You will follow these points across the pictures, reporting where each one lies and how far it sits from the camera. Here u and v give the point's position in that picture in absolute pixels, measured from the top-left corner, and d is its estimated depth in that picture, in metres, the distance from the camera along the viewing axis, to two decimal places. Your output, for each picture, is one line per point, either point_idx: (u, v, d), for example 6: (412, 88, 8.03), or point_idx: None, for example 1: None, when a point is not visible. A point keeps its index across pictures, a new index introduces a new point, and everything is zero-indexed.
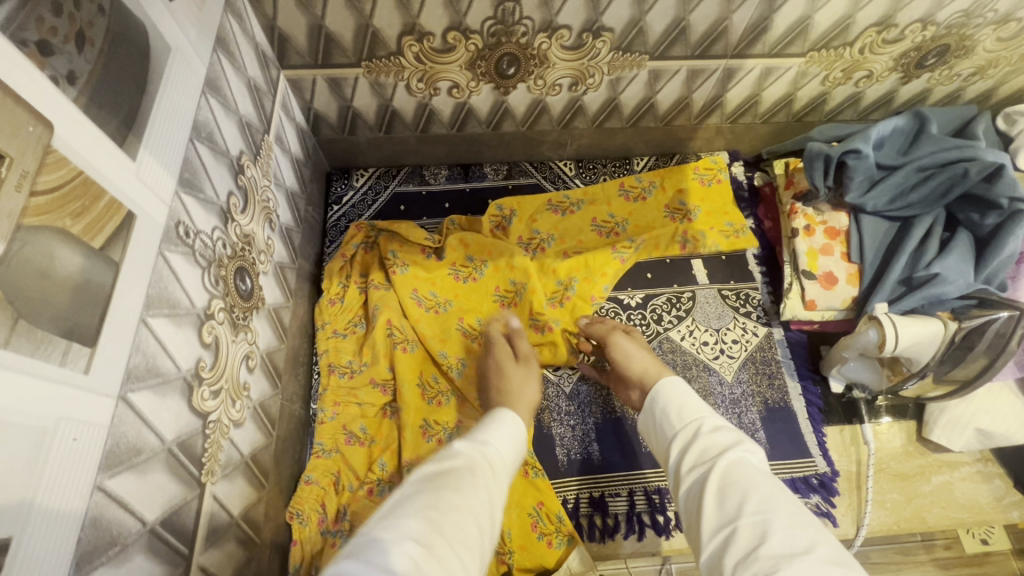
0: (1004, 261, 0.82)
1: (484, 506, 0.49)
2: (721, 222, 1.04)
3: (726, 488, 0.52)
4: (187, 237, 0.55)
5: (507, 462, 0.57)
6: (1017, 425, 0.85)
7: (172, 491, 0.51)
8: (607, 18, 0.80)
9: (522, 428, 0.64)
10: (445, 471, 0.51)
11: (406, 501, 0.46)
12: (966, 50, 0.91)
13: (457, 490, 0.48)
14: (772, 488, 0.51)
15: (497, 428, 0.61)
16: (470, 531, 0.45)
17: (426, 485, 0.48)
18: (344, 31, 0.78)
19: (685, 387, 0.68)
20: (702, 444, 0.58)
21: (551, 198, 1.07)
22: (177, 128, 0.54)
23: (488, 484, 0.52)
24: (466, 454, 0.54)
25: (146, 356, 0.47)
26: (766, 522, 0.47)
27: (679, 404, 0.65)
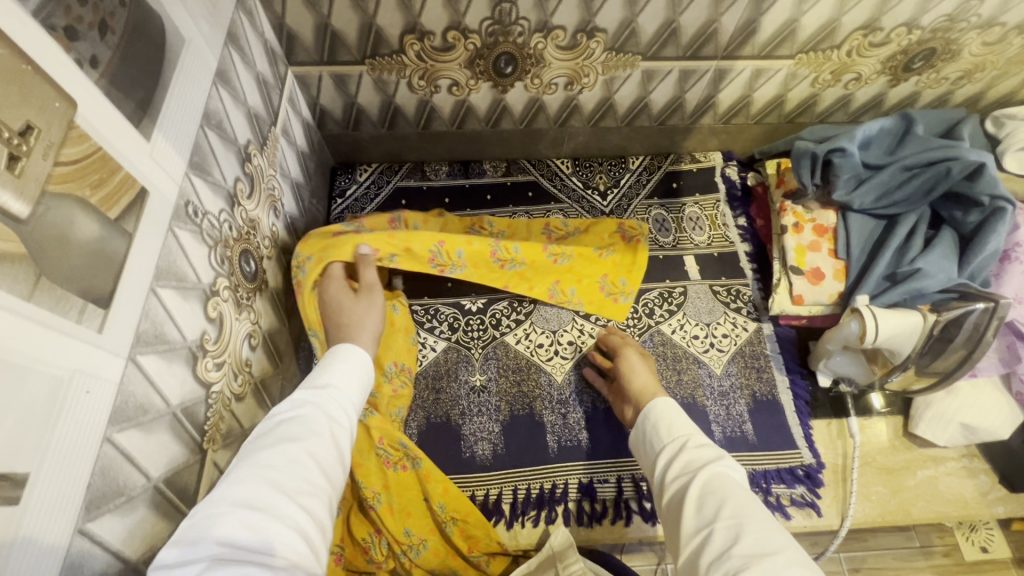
0: (988, 258, 0.84)
1: (329, 449, 0.54)
2: (616, 276, 1.03)
3: (706, 496, 0.57)
4: (196, 216, 0.58)
5: (352, 399, 0.62)
6: (1000, 420, 0.86)
7: (176, 453, 0.54)
8: (600, 19, 0.83)
9: (362, 355, 0.68)
10: (283, 424, 0.54)
11: (251, 456, 0.50)
12: (952, 54, 0.94)
13: (295, 442, 0.51)
14: (747, 497, 0.56)
15: (337, 368, 0.64)
16: (311, 473, 0.50)
17: (266, 441, 0.51)
18: (349, 29, 0.82)
19: (676, 406, 0.72)
20: (687, 458, 0.64)
21: (475, 223, 1.08)
22: (188, 114, 0.57)
23: (330, 423, 0.56)
24: (304, 402, 0.57)
25: (154, 323, 0.51)
26: (740, 525, 0.53)
27: (670, 419, 0.70)
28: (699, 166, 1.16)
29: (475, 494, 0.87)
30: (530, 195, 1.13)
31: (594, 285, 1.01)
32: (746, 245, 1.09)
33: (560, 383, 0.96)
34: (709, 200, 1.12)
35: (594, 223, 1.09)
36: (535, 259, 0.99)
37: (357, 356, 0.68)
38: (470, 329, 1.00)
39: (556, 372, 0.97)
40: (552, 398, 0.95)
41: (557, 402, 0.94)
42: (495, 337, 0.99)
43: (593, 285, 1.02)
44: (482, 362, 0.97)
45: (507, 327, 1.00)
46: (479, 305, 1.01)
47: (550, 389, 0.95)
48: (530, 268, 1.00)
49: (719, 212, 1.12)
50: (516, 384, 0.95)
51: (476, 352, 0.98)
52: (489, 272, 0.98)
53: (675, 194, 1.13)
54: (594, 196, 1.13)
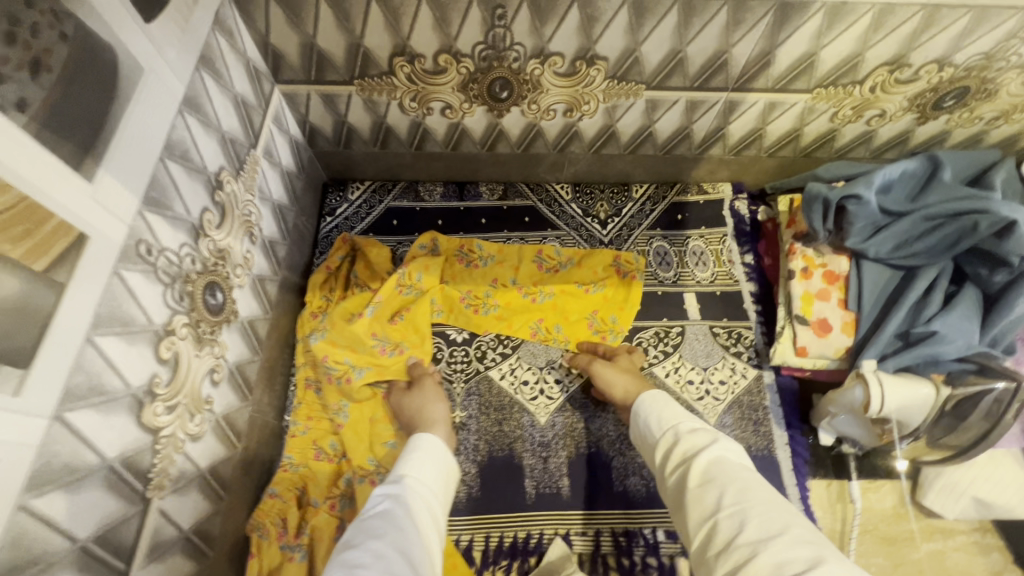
0: (1013, 323, 0.77)
1: (413, 542, 0.53)
2: (607, 312, 0.99)
3: (705, 483, 0.56)
4: (149, 255, 0.56)
5: (430, 490, 0.63)
6: (1018, 497, 0.80)
7: (111, 507, 0.51)
8: (601, 47, 0.78)
9: (441, 448, 0.70)
10: (369, 520, 0.55)
11: (341, 557, 0.50)
12: (987, 94, 0.86)
13: (380, 538, 0.52)
14: (749, 480, 0.54)
15: (416, 459, 0.67)
16: (398, 566, 0.49)
17: (354, 541, 0.52)
18: (336, 50, 0.79)
19: (664, 398, 0.72)
20: (682, 446, 0.62)
21: (464, 244, 1.03)
22: (145, 147, 0.54)
23: (413, 516, 0.57)
24: (391, 498, 0.59)
25: (89, 375, 0.48)
26: (743, 510, 0.51)
27: (660, 410, 0.70)
28: (706, 197, 1.10)
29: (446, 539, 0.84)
30: (526, 221, 1.08)
31: (581, 322, 0.98)
32: (751, 284, 1.03)
33: (542, 424, 0.91)
34: (714, 234, 1.06)
35: (589, 251, 1.05)
36: (510, 300, 0.98)
37: (435, 445, 0.70)
38: (453, 361, 0.95)
39: (540, 413, 0.92)
40: (534, 440, 0.90)
41: (539, 445, 0.90)
42: (479, 371, 0.95)
43: (580, 322, 0.98)
44: (464, 398, 0.93)
45: (492, 361, 0.96)
46: (464, 336, 0.97)
47: (532, 431, 0.91)
48: (505, 308, 0.98)
49: (725, 247, 1.05)
50: (497, 423, 0.91)
51: (458, 386, 0.94)
52: (467, 321, 0.97)
53: (679, 226, 1.08)
54: (593, 224, 1.08)
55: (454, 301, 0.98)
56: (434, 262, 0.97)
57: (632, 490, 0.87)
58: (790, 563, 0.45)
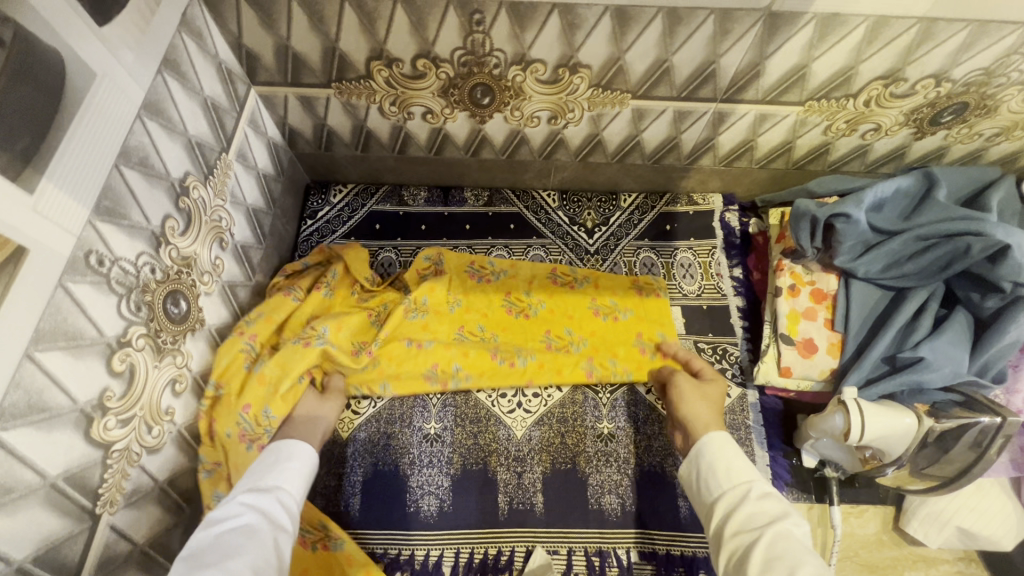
0: (1004, 350, 0.74)
1: (272, 555, 0.52)
2: (651, 331, 0.94)
3: (773, 558, 0.50)
4: (101, 266, 0.54)
5: (297, 499, 0.62)
6: (1002, 528, 0.77)
7: (52, 525, 0.51)
8: (584, 55, 0.75)
9: (312, 454, 0.69)
10: (225, 535, 0.52)
11: None
12: (987, 110, 0.83)
13: (234, 558, 0.49)
14: (821, 568, 0.48)
15: (285, 467, 0.65)
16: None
17: (205, 562, 0.49)
18: (312, 53, 0.76)
19: (733, 446, 0.65)
20: (749, 509, 0.56)
21: (474, 260, 0.99)
22: (97, 155, 0.53)
23: (277, 528, 0.56)
24: (248, 509, 0.56)
25: (28, 393, 0.47)
26: None
27: (727, 461, 0.63)
28: (696, 209, 1.07)
29: (415, 553, 0.82)
30: (511, 228, 1.06)
31: (631, 352, 0.92)
32: (739, 299, 1.00)
33: (517, 438, 0.89)
34: (704, 246, 1.04)
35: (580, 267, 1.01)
36: (506, 322, 0.94)
37: (305, 451, 0.68)
38: None
39: (517, 426, 0.90)
40: (508, 454, 0.89)
41: (514, 460, 0.88)
42: None
43: (631, 351, 0.92)
44: (439, 409, 0.91)
45: None
46: None
47: (508, 444, 0.89)
48: (506, 337, 0.94)
49: (714, 260, 1.03)
50: (472, 436, 0.89)
51: (434, 397, 0.92)
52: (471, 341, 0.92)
53: (667, 237, 1.05)
54: (580, 233, 1.06)
55: (456, 326, 0.93)
56: (439, 284, 0.93)
57: (607, 509, 0.85)
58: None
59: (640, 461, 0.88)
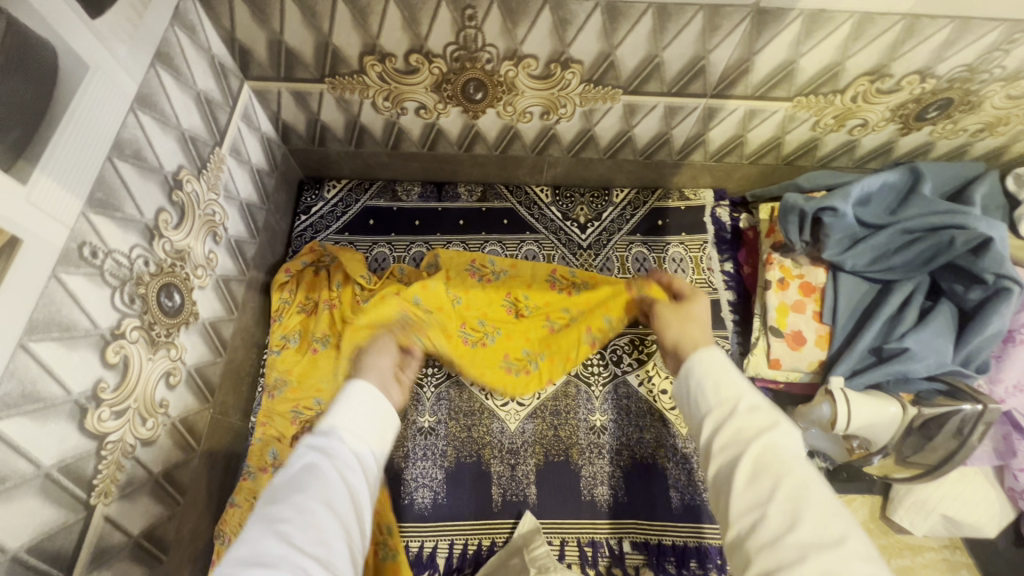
0: (987, 340, 0.75)
1: (343, 491, 0.48)
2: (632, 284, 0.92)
3: (761, 470, 0.45)
4: (94, 258, 0.54)
5: (376, 435, 0.54)
6: (986, 516, 0.79)
7: (47, 516, 0.51)
8: (575, 50, 0.76)
9: (380, 396, 0.56)
10: (301, 470, 0.48)
11: (263, 516, 0.45)
12: (971, 106, 0.84)
13: (303, 498, 0.46)
14: (808, 478, 0.44)
15: (361, 406, 0.54)
16: (325, 523, 0.45)
17: (280, 492, 0.47)
18: (304, 47, 0.77)
19: (722, 358, 0.55)
20: (737, 423, 0.49)
21: (476, 258, 0.96)
22: (90, 149, 0.53)
23: (352, 461, 0.51)
24: (320, 447, 0.50)
25: (22, 383, 0.47)
26: (799, 514, 0.41)
27: (716, 376, 0.53)
28: (687, 204, 1.08)
29: (410, 545, 0.83)
30: (505, 223, 1.07)
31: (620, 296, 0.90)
32: (729, 293, 1.02)
33: (512, 431, 0.90)
34: (695, 241, 1.05)
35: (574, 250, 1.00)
36: (505, 323, 0.92)
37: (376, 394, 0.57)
38: (425, 364, 0.95)
39: (511, 419, 0.91)
40: (503, 447, 0.89)
41: (508, 453, 0.89)
42: (450, 375, 0.94)
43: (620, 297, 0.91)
44: (434, 402, 0.92)
45: None
46: None
47: (502, 437, 0.90)
48: (508, 330, 0.92)
49: (705, 255, 1.04)
50: (467, 429, 0.90)
51: (428, 391, 0.93)
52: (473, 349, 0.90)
53: (659, 232, 1.06)
54: (573, 228, 1.07)
55: (456, 324, 0.90)
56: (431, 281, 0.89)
57: (599, 500, 0.86)
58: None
59: (633, 453, 0.89)
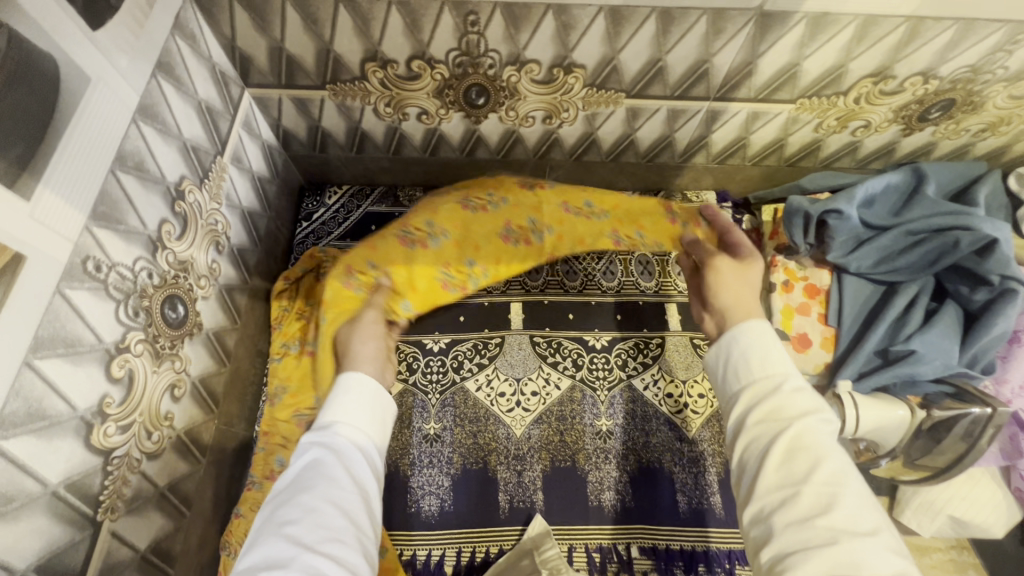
0: (993, 341, 0.76)
1: (344, 483, 0.52)
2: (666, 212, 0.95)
3: (796, 450, 0.48)
4: (98, 272, 0.54)
5: (363, 425, 0.59)
6: (993, 517, 0.79)
7: (54, 534, 0.50)
8: (578, 55, 0.76)
9: (370, 386, 0.62)
10: (300, 471, 0.53)
11: (272, 519, 0.49)
12: (973, 106, 0.84)
13: (308, 491, 0.50)
14: (843, 464, 0.47)
15: (342, 398, 0.60)
16: (331, 516, 0.49)
17: (286, 495, 0.51)
18: (306, 54, 0.76)
19: (772, 335, 0.57)
20: (779, 402, 0.51)
21: (510, 219, 0.91)
22: (93, 162, 0.52)
23: (349, 455, 0.55)
24: (314, 446, 0.55)
25: (28, 402, 0.46)
26: (834, 495, 0.44)
27: (763, 351, 0.55)
28: None
29: (417, 554, 0.83)
30: None
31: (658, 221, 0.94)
32: None
33: (516, 437, 0.90)
34: None
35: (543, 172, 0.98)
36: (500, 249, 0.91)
37: (369, 387, 0.62)
38: (429, 371, 0.94)
39: (516, 425, 0.91)
40: (508, 453, 0.89)
41: (513, 459, 0.89)
42: (455, 382, 0.94)
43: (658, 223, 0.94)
44: (439, 409, 0.92)
45: (469, 371, 0.94)
46: (441, 346, 0.96)
47: (507, 443, 0.90)
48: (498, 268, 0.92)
49: None
50: (472, 435, 0.90)
51: (433, 398, 0.92)
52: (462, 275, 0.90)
53: None
54: None
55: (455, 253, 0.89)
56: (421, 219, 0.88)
57: (606, 506, 0.86)
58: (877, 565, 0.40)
59: (639, 457, 0.89)
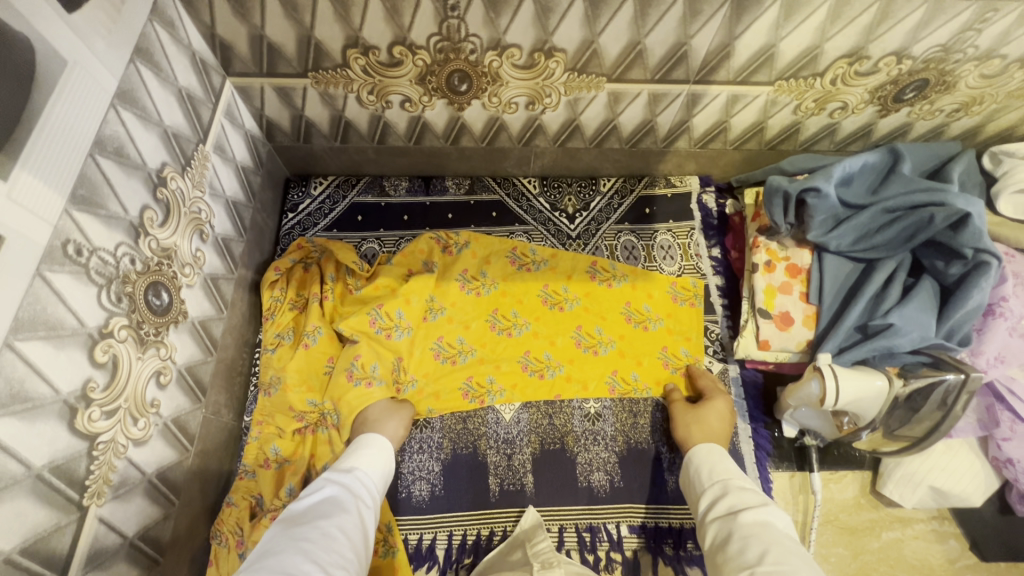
0: (969, 313, 0.77)
1: (355, 523, 0.62)
2: (677, 347, 0.97)
3: (749, 539, 0.58)
4: (80, 256, 0.54)
5: (376, 478, 0.72)
6: (972, 486, 0.81)
7: (39, 517, 0.50)
8: (558, 39, 0.77)
9: (386, 443, 0.77)
10: (317, 503, 0.62)
11: (289, 533, 0.57)
12: (946, 86, 0.86)
13: (326, 518, 0.60)
14: (794, 551, 0.56)
15: (365, 448, 0.74)
16: (342, 545, 0.57)
17: (303, 519, 0.59)
18: (286, 41, 0.76)
19: (720, 452, 0.76)
20: (733, 499, 0.66)
21: (529, 350, 0.95)
22: (69, 149, 0.52)
23: (359, 500, 0.66)
24: (334, 483, 0.66)
25: (9, 382, 0.46)
26: (781, 571, 0.53)
27: (712, 463, 0.74)
28: (673, 191, 1.09)
29: (409, 537, 0.84)
30: (494, 215, 1.07)
31: (655, 364, 0.95)
32: (718, 278, 1.03)
33: (506, 421, 0.91)
34: (682, 228, 1.06)
35: (564, 252, 1.03)
36: (484, 340, 0.95)
37: (384, 444, 0.76)
38: None
39: (505, 409, 0.91)
40: (498, 437, 0.90)
41: (503, 443, 0.89)
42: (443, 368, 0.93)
43: (655, 364, 0.95)
44: None
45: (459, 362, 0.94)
46: None
47: (497, 428, 0.90)
48: (484, 353, 0.95)
49: (693, 241, 1.06)
50: (461, 421, 0.90)
51: None
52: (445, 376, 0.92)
53: (647, 220, 1.07)
54: (561, 219, 1.08)
55: (430, 339, 0.94)
56: (417, 283, 0.93)
57: (596, 486, 0.87)
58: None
59: (627, 438, 0.90)
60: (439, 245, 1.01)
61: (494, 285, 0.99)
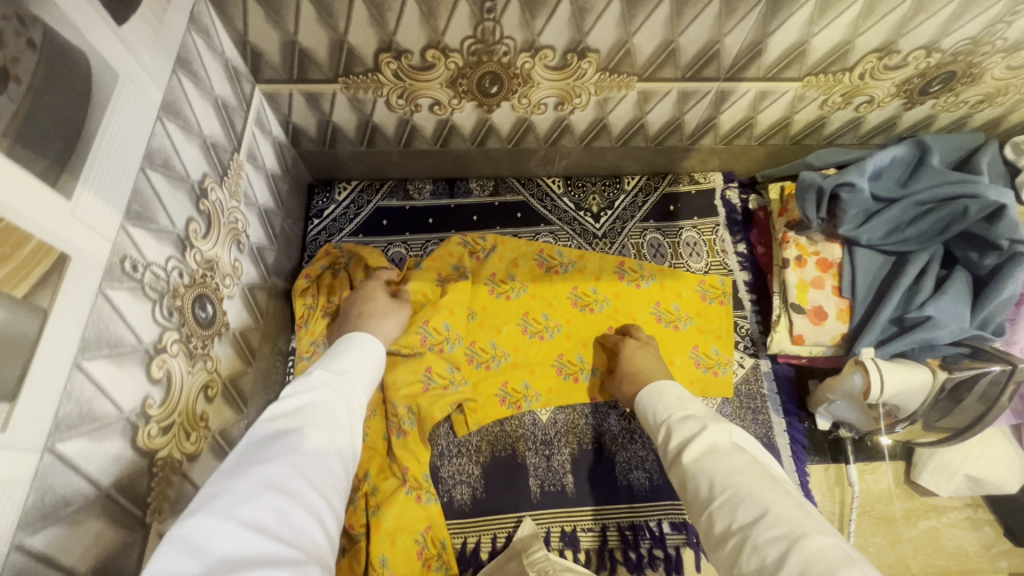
0: (1003, 304, 0.78)
1: (345, 435, 0.57)
2: (707, 345, 0.97)
3: (695, 473, 0.61)
4: (135, 272, 0.53)
5: (362, 386, 0.66)
6: (1007, 472, 0.82)
7: (108, 537, 0.50)
8: (592, 39, 0.76)
9: (376, 349, 0.73)
10: (305, 408, 0.56)
11: (276, 442, 0.51)
12: (972, 78, 0.87)
13: (317, 428, 0.54)
14: (741, 471, 0.58)
15: (354, 359, 0.69)
16: (332, 462, 0.53)
17: (291, 426, 0.53)
18: (319, 47, 0.75)
19: (659, 387, 0.77)
20: (679, 437, 0.67)
21: (562, 353, 0.96)
22: (123, 162, 0.51)
23: (349, 409, 0.60)
24: (323, 388, 0.60)
25: (79, 403, 0.46)
26: (731, 497, 0.56)
27: (659, 403, 0.75)
28: (697, 187, 1.10)
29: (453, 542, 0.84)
30: (519, 216, 1.07)
31: (687, 363, 0.95)
32: (745, 273, 1.04)
33: (543, 421, 0.91)
34: (707, 224, 1.07)
35: (590, 252, 1.03)
36: (517, 344, 0.96)
37: (371, 353, 0.72)
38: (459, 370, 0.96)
39: (541, 410, 0.92)
40: (535, 438, 0.90)
41: (541, 443, 0.90)
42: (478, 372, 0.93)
43: (687, 363, 0.95)
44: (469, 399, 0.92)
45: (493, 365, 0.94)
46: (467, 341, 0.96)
47: (534, 428, 0.91)
48: (517, 357, 0.95)
49: (718, 237, 1.06)
50: (498, 423, 0.91)
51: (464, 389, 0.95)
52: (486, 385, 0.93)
53: (671, 217, 1.08)
54: (586, 218, 1.07)
55: (467, 341, 0.94)
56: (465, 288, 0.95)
57: (636, 484, 0.88)
58: (769, 542, 0.49)
59: None
60: (466, 251, 1.01)
61: (524, 288, 0.99)
